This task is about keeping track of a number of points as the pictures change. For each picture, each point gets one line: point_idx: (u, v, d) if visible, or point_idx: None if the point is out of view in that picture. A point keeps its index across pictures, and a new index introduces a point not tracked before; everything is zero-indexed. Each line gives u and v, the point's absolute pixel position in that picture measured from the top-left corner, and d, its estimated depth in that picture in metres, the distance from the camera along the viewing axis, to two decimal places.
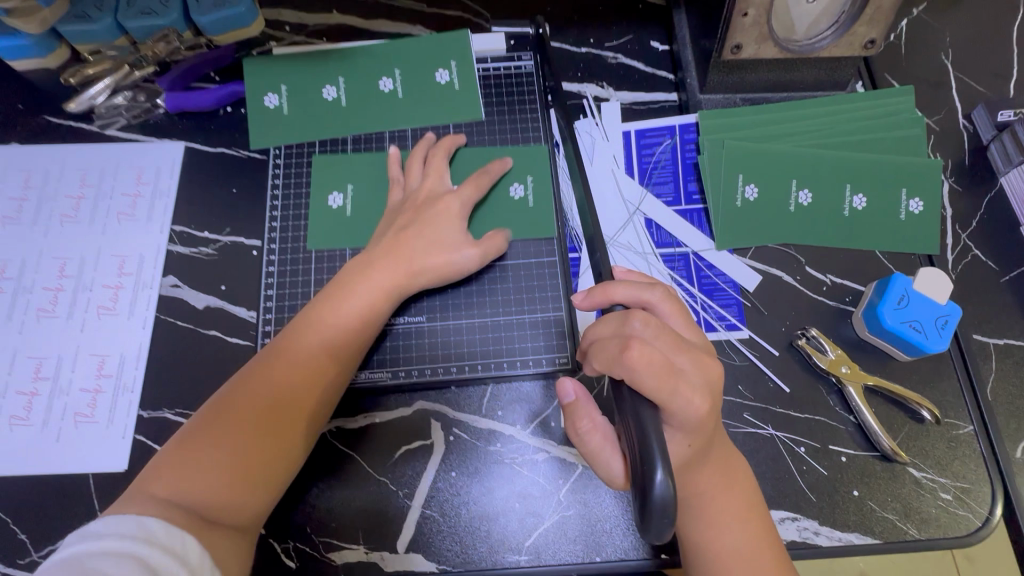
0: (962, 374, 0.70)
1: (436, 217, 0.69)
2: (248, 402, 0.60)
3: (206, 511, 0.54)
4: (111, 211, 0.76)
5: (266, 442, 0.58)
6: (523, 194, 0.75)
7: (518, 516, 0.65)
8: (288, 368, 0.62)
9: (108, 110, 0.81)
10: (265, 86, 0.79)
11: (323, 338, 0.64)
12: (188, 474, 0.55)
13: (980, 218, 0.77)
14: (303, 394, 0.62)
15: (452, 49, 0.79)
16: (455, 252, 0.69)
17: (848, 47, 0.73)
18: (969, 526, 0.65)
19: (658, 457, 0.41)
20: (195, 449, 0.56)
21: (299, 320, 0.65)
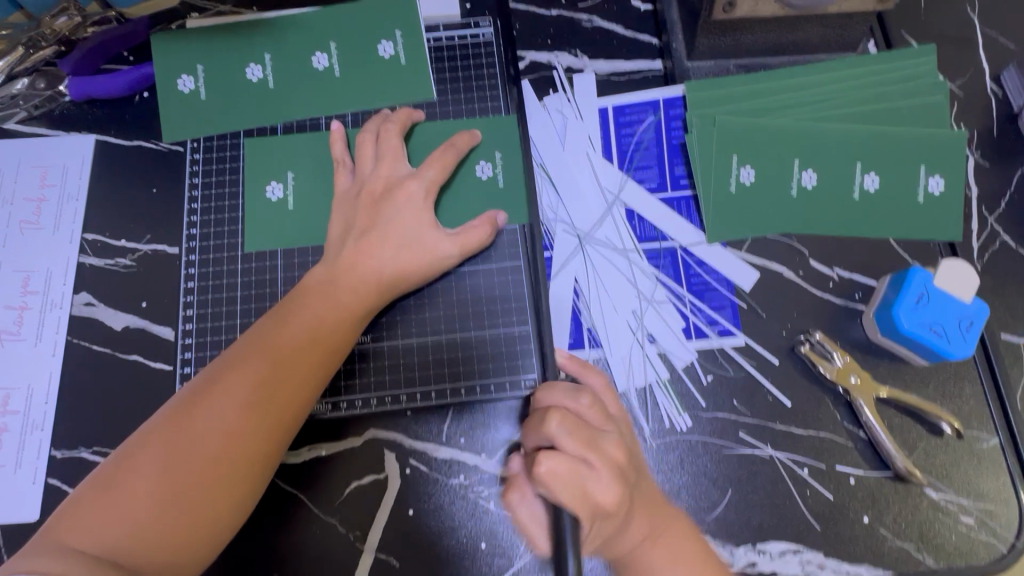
0: (987, 380, 0.62)
1: (399, 213, 0.60)
2: (185, 434, 0.51)
3: (141, 565, 0.47)
4: (11, 219, 0.66)
5: (218, 483, 0.50)
6: (491, 175, 0.65)
7: (485, 557, 0.58)
8: (233, 395, 0.53)
9: (3, 99, 0.69)
10: (180, 66, 0.68)
11: (286, 360, 0.55)
12: (122, 515, 0.48)
13: (1008, 197, 0.67)
14: (263, 425, 0.53)
15: (397, 15, 0.68)
16: (418, 258, 0.59)
17: (860, 1, 0.62)
18: (993, 553, 0.58)
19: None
20: (122, 490, 0.49)
21: (251, 339, 0.56)
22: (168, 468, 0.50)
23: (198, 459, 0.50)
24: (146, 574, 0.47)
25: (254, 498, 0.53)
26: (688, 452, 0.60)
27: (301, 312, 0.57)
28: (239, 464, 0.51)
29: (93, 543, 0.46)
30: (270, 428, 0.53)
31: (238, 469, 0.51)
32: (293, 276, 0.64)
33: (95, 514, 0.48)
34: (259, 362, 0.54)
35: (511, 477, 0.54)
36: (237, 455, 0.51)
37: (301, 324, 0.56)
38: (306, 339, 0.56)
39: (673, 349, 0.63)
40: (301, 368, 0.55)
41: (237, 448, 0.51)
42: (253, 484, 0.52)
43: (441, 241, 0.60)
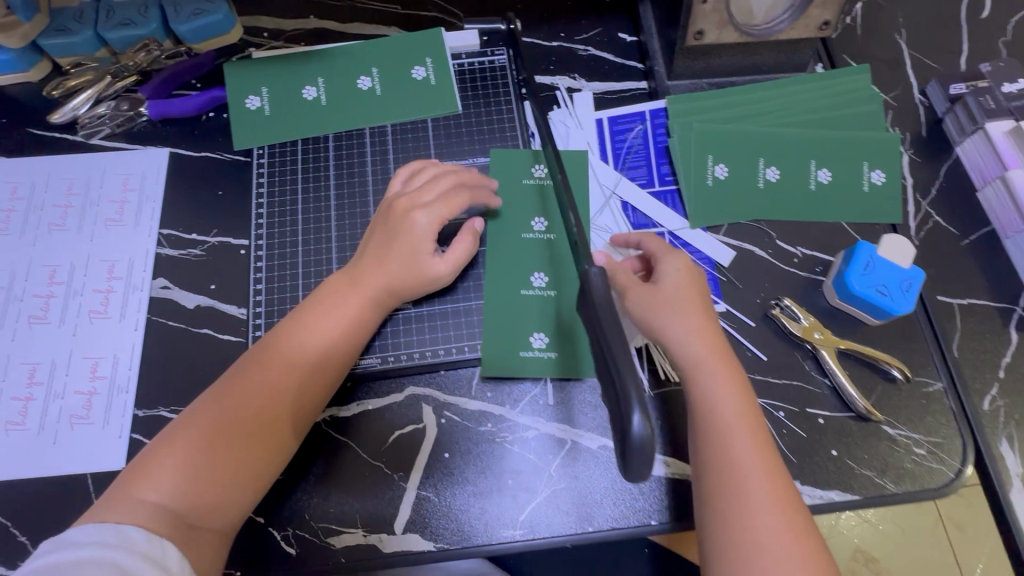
0: (929, 335, 0.73)
1: (415, 231, 0.68)
2: (237, 400, 0.60)
3: (191, 513, 0.55)
4: (98, 218, 0.78)
5: (255, 451, 0.59)
6: (542, 286, 0.73)
7: (511, 492, 0.67)
8: (277, 368, 0.63)
9: (91, 120, 0.81)
10: (247, 88, 0.81)
11: (312, 351, 0.64)
12: (176, 474, 0.56)
13: (939, 187, 0.81)
14: (291, 405, 0.62)
15: (428, 45, 0.82)
16: (421, 275, 0.68)
17: (804, 29, 0.77)
18: (943, 477, 0.68)
19: (635, 402, 0.38)
20: (181, 450, 0.57)
21: (293, 320, 0.66)
22: (214, 437, 0.58)
23: (240, 430, 0.59)
24: (193, 521, 0.55)
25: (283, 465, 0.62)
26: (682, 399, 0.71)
27: (326, 313, 0.66)
28: (275, 427, 0.61)
29: (151, 495, 0.55)
30: (297, 406, 0.62)
31: (276, 431, 0.61)
32: (344, 258, 0.75)
33: (152, 473, 0.56)
34: (291, 347, 0.64)
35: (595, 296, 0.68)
36: (269, 429, 0.60)
37: (326, 321, 0.65)
38: (329, 332, 0.65)
39: None
40: (325, 358, 0.64)
41: (275, 414, 0.61)
42: (286, 445, 0.61)
43: (439, 262, 0.69)
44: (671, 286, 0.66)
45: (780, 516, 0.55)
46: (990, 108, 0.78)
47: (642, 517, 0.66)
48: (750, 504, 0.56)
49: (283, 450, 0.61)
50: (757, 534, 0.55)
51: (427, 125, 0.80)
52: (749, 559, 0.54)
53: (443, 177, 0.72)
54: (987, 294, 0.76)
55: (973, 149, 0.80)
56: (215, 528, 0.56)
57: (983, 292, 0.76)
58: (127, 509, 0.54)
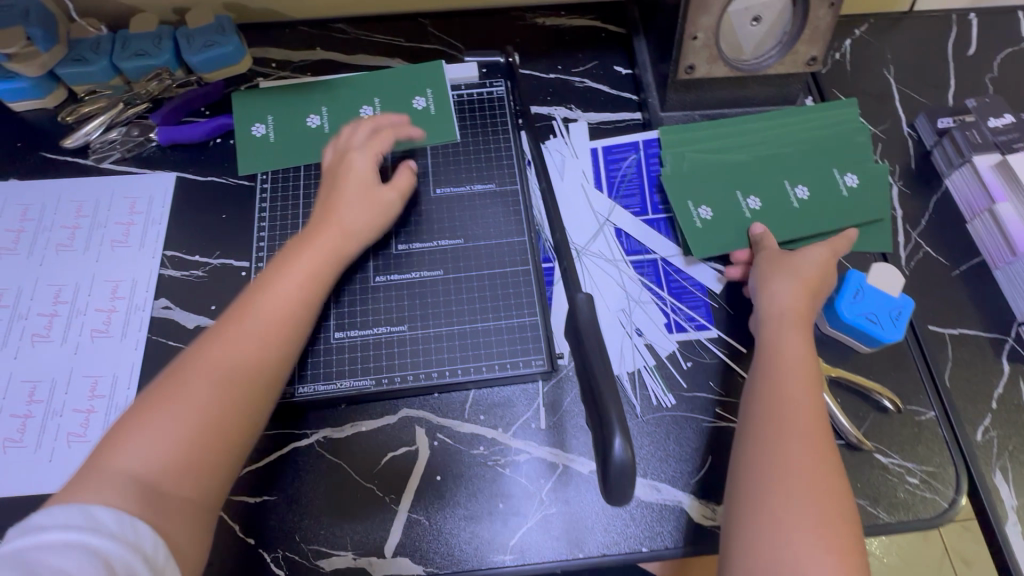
0: (920, 363, 0.74)
1: (361, 167, 0.73)
2: (208, 360, 0.57)
3: (165, 483, 0.51)
4: (105, 239, 0.80)
5: (224, 410, 0.55)
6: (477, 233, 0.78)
7: (502, 517, 0.67)
8: (247, 323, 0.60)
9: (103, 145, 0.84)
10: (254, 117, 0.84)
11: (277, 305, 0.62)
12: (148, 442, 0.52)
13: (928, 217, 0.82)
14: (261, 357, 0.59)
15: (428, 77, 0.85)
16: (376, 216, 0.72)
17: (792, 65, 0.79)
18: (938, 508, 0.67)
19: (617, 432, 0.40)
20: (153, 417, 0.53)
21: (261, 278, 0.64)
22: (187, 401, 0.54)
23: (212, 395, 0.55)
24: (164, 491, 0.51)
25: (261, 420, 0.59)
26: (673, 424, 0.71)
27: (286, 270, 0.64)
28: (248, 382, 0.57)
29: (120, 464, 0.51)
30: (265, 362, 0.59)
31: (251, 390, 0.57)
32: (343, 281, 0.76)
33: (122, 440, 0.52)
34: (263, 301, 0.61)
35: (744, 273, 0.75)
36: (240, 386, 0.57)
37: (289, 278, 0.63)
38: (293, 288, 0.63)
39: (657, 340, 0.75)
40: (291, 310, 0.62)
41: (249, 372, 0.58)
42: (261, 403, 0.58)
43: (389, 194, 0.74)
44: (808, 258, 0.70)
45: (810, 447, 0.55)
46: (977, 143, 0.81)
47: (633, 543, 0.65)
48: (788, 433, 0.56)
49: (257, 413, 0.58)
50: (785, 461, 0.55)
51: (426, 152, 0.83)
52: (769, 479, 0.54)
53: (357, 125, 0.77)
54: (978, 323, 0.76)
55: (961, 180, 0.82)
56: (189, 496, 0.52)
57: (974, 321, 0.76)
58: (96, 489, 0.49)
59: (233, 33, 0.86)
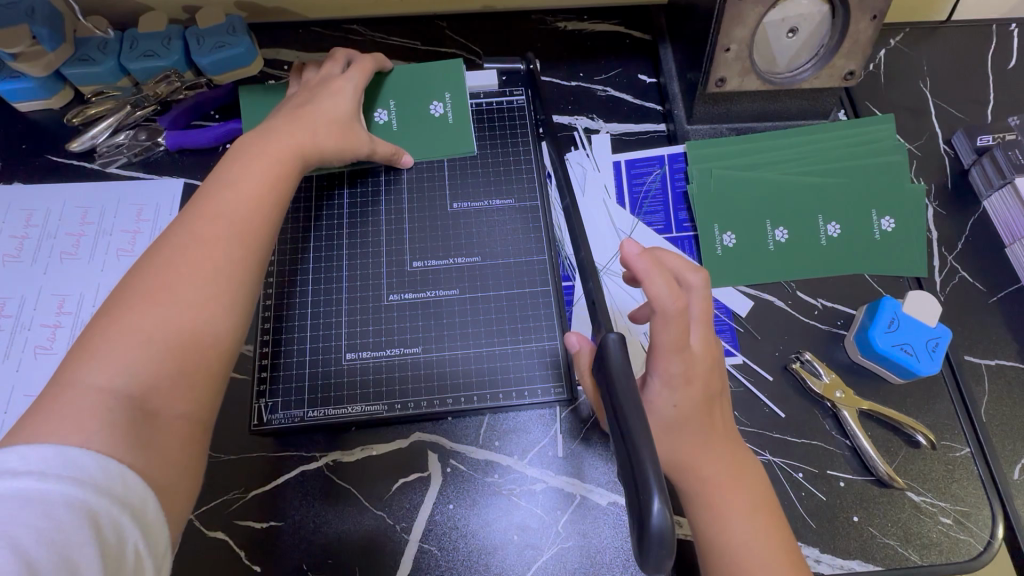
0: (955, 397, 0.71)
1: (332, 95, 0.71)
2: (174, 264, 0.52)
3: (150, 402, 0.47)
4: (110, 248, 0.77)
5: (197, 316, 0.51)
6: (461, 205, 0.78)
7: (516, 548, 0.64)
8: (216, 225, 0.55)
9: (109, 149, 0.82)
10: (263, 112, 0.81)
11: (243, 207, 0.57)
12: (120, 356, 0.47)
13: (965, 241, 0.78)
14: (236, 256, 0.55)
15: (446, 79, 0.82)
16: (349, 140, 0.70)
17: (829, 79, 0.75)
18: (972, 551, 0.65)
19: (655, 490, 0.41)
20: (121, 331, 0.48)
21: (220, 179, 0.59)
22: (162, 311, 0.50)
23: (186, 303, 0.51)
24: (152, 410, 0.47)
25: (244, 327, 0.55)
26: None
27: (244, 176, 0.59)
28: (227, 284, 0.53)
29: (93, 380, 0.45)
30: (238, 263, 0.54)
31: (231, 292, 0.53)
32: (356, 297, 0.73)
33: (91, 352, 0.47)
34: (226, 205, 0.56)
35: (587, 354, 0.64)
36: (215, 291, 0.52)
37: (252, 181, 0.59)
38: (258, 191, 0.59)
39: None
40: (258, 213, 0.58)
41: (223, 273, 0.53)
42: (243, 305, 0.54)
43: (361, 135, 0.72)
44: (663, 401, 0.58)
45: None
46: (1020, 163, 0.76)
47: None
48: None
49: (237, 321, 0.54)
50: None
51: (443, 163, 0.80)
52: None
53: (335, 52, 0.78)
54: (1016, 355, 0.73)
55: (1001, 203, 0.78)
56: (179, 414, 0.48)
57: (1013, 352, 0.73)
58: (71, 412, 0.43)
59: (245, 34, 0.83)
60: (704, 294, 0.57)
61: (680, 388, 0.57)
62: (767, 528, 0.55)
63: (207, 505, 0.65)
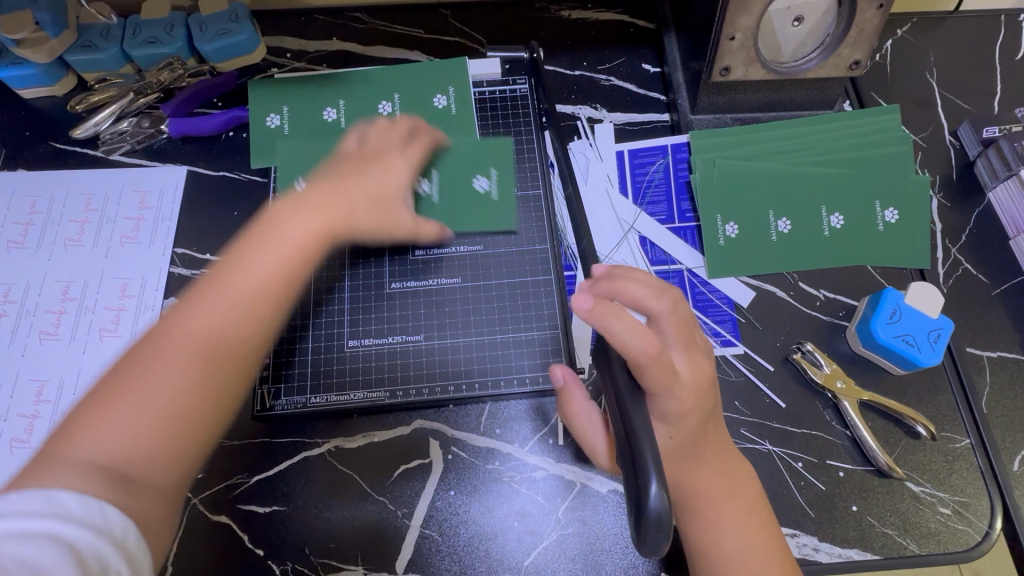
0: (956, 388, 0.71)
1: (382, 171, 0.61)
2: (177, 336, 0.48)
3: (130, 469, 0.44)
4: (114, 235, 0.78)
5: (188, 403, 0.47)
6: (487, 188, 0.75)
7: (516, 535, 0.65)
8: (226, 300, 0.50)
9: (112, 136, 0.82)
10: (297, 173, 0.77)
11: (259, 277, 0.52)
12: (109, 430, 0.45)
13: (969, 232, 0.78)
14: (238, 339, 0.50)
15: (494, 158, 0.76)
16: (388, 215, 0.61)
17: (834, 69, 0.75)
18: (970, 541, 0.65)
19: (652, 471, 0.41)
20: (113, 404, 0.45)
21: (242, 242, 0.53)
22: (155, 389, 0.46)
23: (179, 385, 0.47)
24: (133, 476, 0.44)
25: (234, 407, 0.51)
26: None
27: (268, 241, 0.53)
28: (224, 366, 0.49)
29: (83, 454, 0.43)
30: (232, 357, 0.50)
31: (228, 375, 0.49)
32: (357, 284, 0.73)
33: (84, 424, 0.45)
34: (238, 276, 0.51)
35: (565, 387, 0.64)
36: (209, 375, 0.48)
37: (265, 261, 0.52)
38: (274, 260, 0.52)
39: None
40: (272, 284, 0.52)
41: (220, 356, 0.49)
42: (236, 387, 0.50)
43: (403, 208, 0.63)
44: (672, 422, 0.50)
45: None
46: None
47: (651, 567, 0.64)
48: None
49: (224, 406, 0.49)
50: None
51: None
52: None
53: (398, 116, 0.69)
54: (1018, 347, 0.73)
55: (1006, 194, 0.78)
56: (158, 482, 0.46)
57: (1014, 344, 0.73)
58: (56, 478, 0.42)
59: (248, 21, 0.83)
60: (676, 318, 0.51)
61: (680, 423, 0.50)
62: (761, 537, 0.54)
63: (210, 490, 0.66)
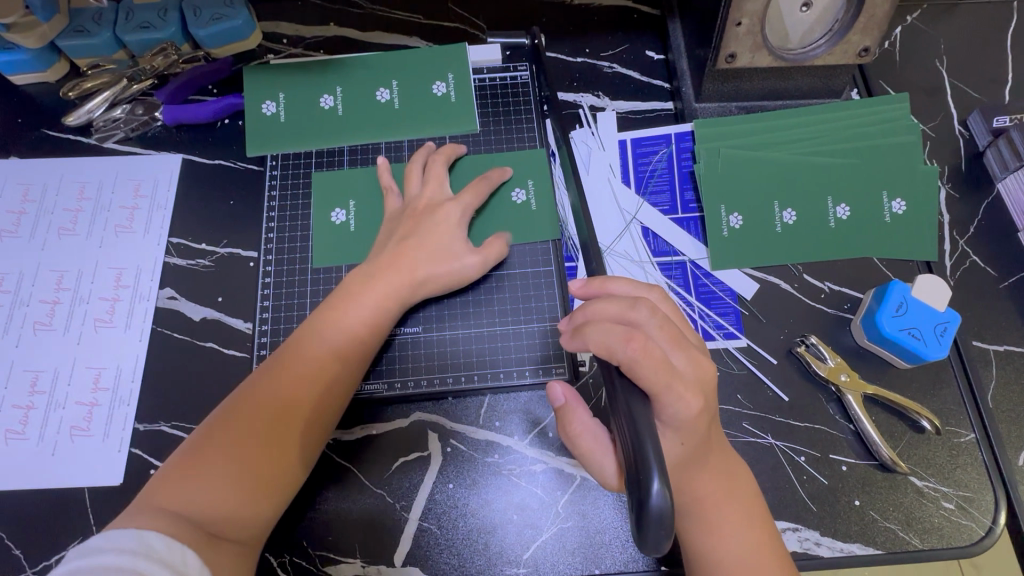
0: (962, 382, 0.70)
1: (437, 226, 0.68)
2: (263, 401, 0.59)
3: (213, 525, 0.53)
4: (108, 224, 0.76)
5: (269, 465, 0.57)
6: (525, 199, 0.75)
7: (516, 528, 0.64)
8: (304, 368, 0.61)
9: (106, 123, 0.80)
10: (334, 199, 0.76)
11: (333, 346, 0.63)
12: (202, 487, 0.54)
13: (977, 224, 0.77)
14: (313, 403, 0.60)
15: (529, 167, 0.76)
16: (449, 268, 0.68)
17: (842, 55, 0.73)
18: (973, 535, 0.64)
19: (653, 467, 0.40)
20: (207, 462, 0.55)
21: (319, 316, 0.65)
22: (242, 449, 0.56)
23: (261, 448, 0.57)
24: (217, 532, 0.53)
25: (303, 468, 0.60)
26: None
27: (343, 317, 0.64)
28: (300, 429, 0.59)
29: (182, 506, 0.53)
30: (308, 426, 0.60)
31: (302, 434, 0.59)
32: None
33: (182, 479, 0.54)
34: (317, 349, 0.62)
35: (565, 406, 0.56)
36: (286, 440, 0.58)
37: (337, 335, 0.63)
38: (344, 336, 0.63)
39: None
40: (345, 355, 0.63)
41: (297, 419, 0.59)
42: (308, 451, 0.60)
43: (468, 258, 0.69)
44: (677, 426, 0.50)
45: None
46: None
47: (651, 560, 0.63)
48: None
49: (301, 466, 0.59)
50: None
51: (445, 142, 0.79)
52: None
53: (429, 160, 0.73)
54: None
55: (1016, 186, 0.76)
56: (238, 539, 0.54)
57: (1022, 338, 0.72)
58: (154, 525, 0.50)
59: (243, 6, 0.81)
60: (659, 322, 0.51)
61: (688, 427, 0.50)
62: (762, 541, 0.54)
63: None
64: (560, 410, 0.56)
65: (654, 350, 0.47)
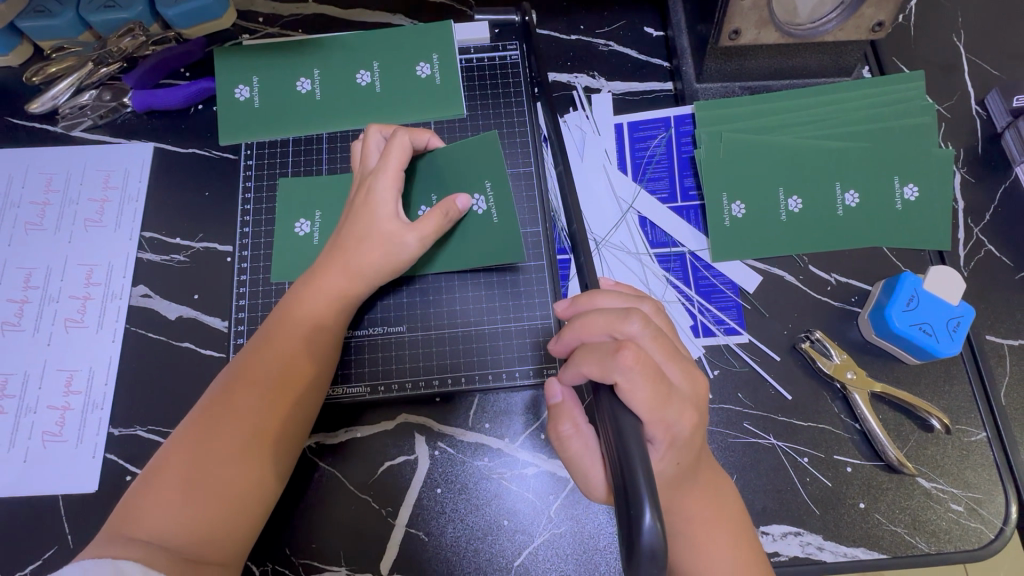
0: (974, 378, 0.67)
1: (369, 212, 0.63)
2: (222, 417, 0.55)
3: (186, 549, 0.50)
4: (77, 218, 0.73)
5: (239, 481, 0.54)
6: (486, 208, 0.68)
7: (506, 534, 0.62)
8: (261, 378, 0.57)
9: (72, 110, 0.75)
10: (299, 209, 0.72)
11: (289, 352, 0.59)
12: (170, 512, 0.51)
13: (993, 211, 0.73)
14: (276, 410, 0.57)
15: (485, 165, 0.68)
16: (387, 253, 0.62)
17: (854, 31, 0.68)
18: (982, 539, 0.62)
19: (646, 501, 0.38)
20: (171, 486, 0.52)
21: (270, 324, 0.61)
22: (206, 469, 0.53)
23: (226, 466, 0.54)
24: (193, 557, 0.50)
25: (281, 479, 0.57)
26: None
27: (291, 323, 0.60)
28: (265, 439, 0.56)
29: (151, 533, 0.50)
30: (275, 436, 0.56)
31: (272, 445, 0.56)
32: None
33: (146, 507, 0.52)
34: (271, 357, 0.59)
35: (559, 404, 0.53)
36: (253, 452, 0.55)
37: (288, 341, 0.59)
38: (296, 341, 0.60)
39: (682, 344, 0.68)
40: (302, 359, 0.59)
41: (260, 431, 0.56)
42: (282, 460, 0.57)
43: (407, 236, 0.62)
44: (676, 449, 0.48)
45: None
46: None
47: None
48: None
49: (271, 473, 0.56)
50: None
51: (430, 127, 0.74)
52: None
53: (393, 135, 0.63)
54: None
55: None
56: (216, 560, 0.52)
57: None
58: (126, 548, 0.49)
59: None
60: (652, 334, 0.48)
61: (682, 446, 0.48)
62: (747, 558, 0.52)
63: None
64: (554, 409, 0.53)
65: (647, 360, 0.46)
